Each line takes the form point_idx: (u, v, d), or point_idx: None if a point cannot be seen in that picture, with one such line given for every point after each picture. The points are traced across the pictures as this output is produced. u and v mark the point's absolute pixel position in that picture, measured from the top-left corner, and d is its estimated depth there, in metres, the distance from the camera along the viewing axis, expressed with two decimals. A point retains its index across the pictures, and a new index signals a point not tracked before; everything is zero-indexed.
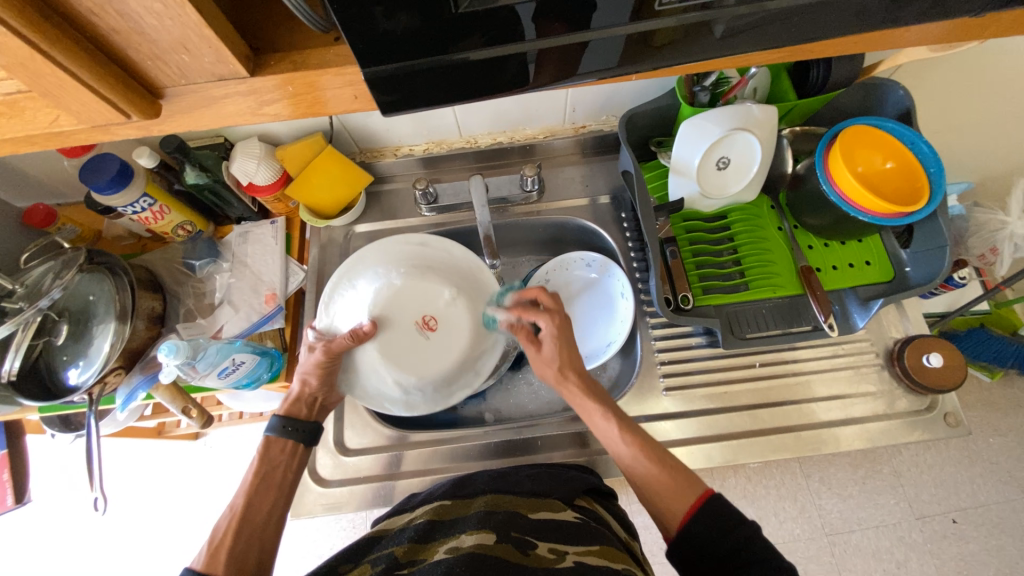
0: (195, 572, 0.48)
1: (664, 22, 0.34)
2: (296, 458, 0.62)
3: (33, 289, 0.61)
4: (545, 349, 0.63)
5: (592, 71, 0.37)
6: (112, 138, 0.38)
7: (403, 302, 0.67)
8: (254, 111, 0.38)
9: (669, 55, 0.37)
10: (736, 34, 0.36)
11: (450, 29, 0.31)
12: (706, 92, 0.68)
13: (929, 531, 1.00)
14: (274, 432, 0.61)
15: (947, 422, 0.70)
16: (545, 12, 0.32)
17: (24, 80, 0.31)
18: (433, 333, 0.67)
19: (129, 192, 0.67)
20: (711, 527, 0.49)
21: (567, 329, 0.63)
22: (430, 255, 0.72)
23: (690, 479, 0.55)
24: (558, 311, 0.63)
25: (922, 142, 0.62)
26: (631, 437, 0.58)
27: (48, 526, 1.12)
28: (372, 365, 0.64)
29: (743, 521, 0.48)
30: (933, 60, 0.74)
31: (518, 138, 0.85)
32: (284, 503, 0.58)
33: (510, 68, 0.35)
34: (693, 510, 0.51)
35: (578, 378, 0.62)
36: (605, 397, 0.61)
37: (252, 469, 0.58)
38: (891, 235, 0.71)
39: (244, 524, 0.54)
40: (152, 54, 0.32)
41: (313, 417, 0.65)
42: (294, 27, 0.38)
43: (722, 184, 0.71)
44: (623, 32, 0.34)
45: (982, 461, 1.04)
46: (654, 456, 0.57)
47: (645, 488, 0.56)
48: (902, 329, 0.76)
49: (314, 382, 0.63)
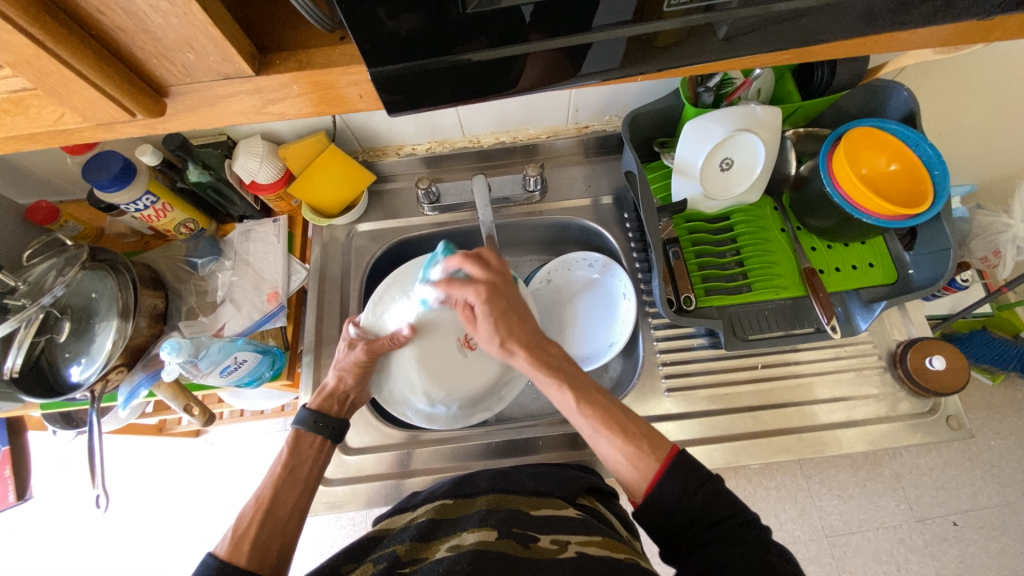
0: (218, 561, 0.49)
1: (667, 24, 0.34)
2: (322, 455, 0.63)
3: (37, 286, 0.61)
4: (484, 323, 0.59)
5: (596, 72, 0.37)
6: (116, 136, 0.38)
7: (451, 316, 0.66)
8: (259, 110, 0.38)
9: (672, 56, 0.37)
10: (739, 36, 0.36)
11: (456, 29, 0.31)
12: (710, 93, 0.68)
13: (929, 534, 1.00)
14: (305, 426, 0.62)
15: (950, 426, 0.70)
16: (549, 14, 0.32)
17: (30, 78, 0.31)
18: (473, 351, 0.67)
19: (132, 190, 0.67)
20: (681, 488, 0.48)
21: (500, 300, 0.59)
22: None
23: (652, 437, 0.53)
24: (491, 279, 0.60)
25: (925, 142, 0.61)
26: (585, 403, 0.56)
27: (50, 523, 1.12)
28: (405, 371, 0.64)
29: (711, 478, 0.49)
30: (937, 62, 0.74)
31: (521, 138, 0.85)
32: (308, 497, 0.59)
33: (513, 69, 0.35)
34: (659, 471, 0.50)
35: (522, 350, 0.58)
36: (555, 365, 0.58)
37: (280, 462, 0.59)
38: (894, 237, 0.71)
39: (269, 517, 0.54)
40: (158, 53, 0.32)
41: (342, 415, 0.65)
42: (300, 26, 0.37)
43: (726, 186, 0.71)
44: (626, 33, 0.34)
45: (982, 463, 1.04)
46: (611, 420, 0.55)
47: (608, 456, 0.54)
48: (905, 331, 0.75)
49: (351, 381, 0.64)
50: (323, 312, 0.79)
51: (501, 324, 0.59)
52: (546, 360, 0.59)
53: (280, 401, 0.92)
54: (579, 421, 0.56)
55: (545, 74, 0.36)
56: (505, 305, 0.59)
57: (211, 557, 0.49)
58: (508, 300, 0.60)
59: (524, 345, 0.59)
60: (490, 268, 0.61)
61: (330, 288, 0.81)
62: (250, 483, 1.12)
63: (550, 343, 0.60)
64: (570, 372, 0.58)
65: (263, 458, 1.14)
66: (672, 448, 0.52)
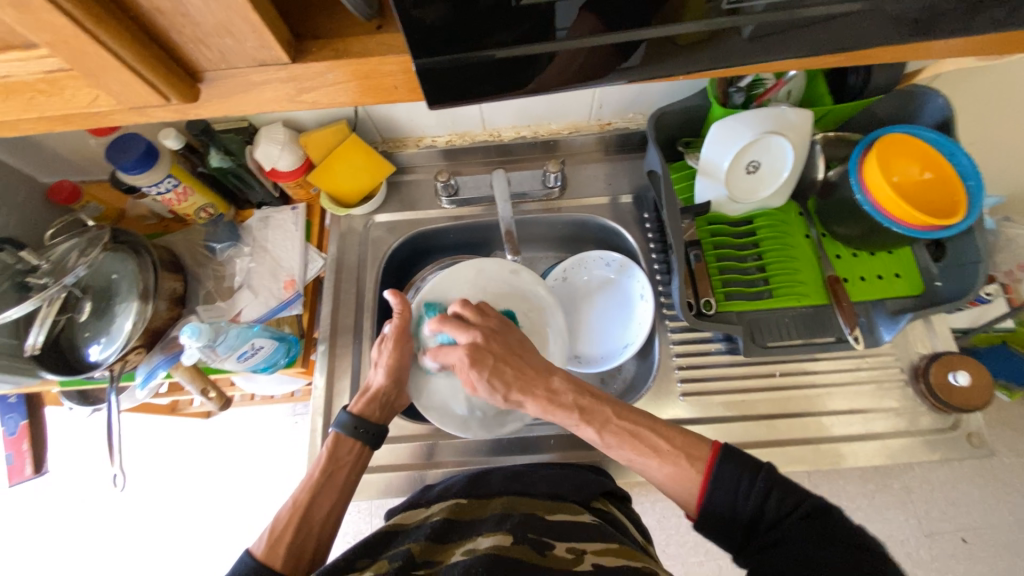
0: (255, 563, 0.52)
1: (690, 26, 0.33)
2: (361, 459, 0.63)
3: (59, 265, 0.62)
4: (481, 383, 0.58)
5: (622, 69, 0.36)
6: (148, 120, 0.37)
7: None
8: (292, 98, 0.37)
9: (695, 56, 0.36)
10: (765, 36, 0.35)
11: (485, 19, 0.30)
12: (741, 93, 0.67)
13: (936, 548, 0.99)
14: (346, 431, 0.62)
15: (970, 442, 0.69)
16: (578, 9, 0.31)
17: (68, 59, 0.31)
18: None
19: (154, 172, 0.67)
20: (733, 482, 0.49)
21: (489, 356, 0.59)
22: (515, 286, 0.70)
23: (688, 448, 0.53)
24: (474, 341, 0.59)
25: (961, 152, 0.60)
26: (608, 434, 0.55)
27: (65, 497, 1.14)
28: (447, 375, 0.65)
29: (760, 465, 0.49)
30: (975, 70, 0.71)
31: (543, 133, 0.84)
32: (342, 503, 0.60)
33: (538, 67, 0.35)
34: (704, 482, 0.50)
35: (527, 399, 0.58)
36: (569, 403, 0.57)
37: (319, 467, 0.60)
38: (922, 248, 0.69)
39: (304, 521, 0.56)
40: (196, 37, 0.32)
41: (383, 420, 0.64)
42: (336, 14, 0.37)
43: (751, 189, 0.69)
44: (662, 31, 0.33)
45: (995, 480, 1.02)
46: (641, 444, 0.54)
47: (653, 478, 0.54)
48: (928, 344, 0.74)
49: (388, 381, 0.63)
50: (339, 302, 0.79)
51: (495, 381, 0.58)
52: (557, 401, 0.57)
53: (291, 387, 0.93)
54: (612, 452, 0.56)
55: (575, 70, 0.35)
56: (496, 361, 0.59)
57: (247, 555, 0.53)
58: (497, 355, 0.59)
59: (529, 393, 0.58)
60: (476, 318, 0.62)
61: (346, 278, 0.80)
62: (258, 466, 1.14)
63: (556, 378, 0.58)
64: (588, 399, 0.56)
65: (270, 441, 1.16)
66: (714, 450, 0.52)
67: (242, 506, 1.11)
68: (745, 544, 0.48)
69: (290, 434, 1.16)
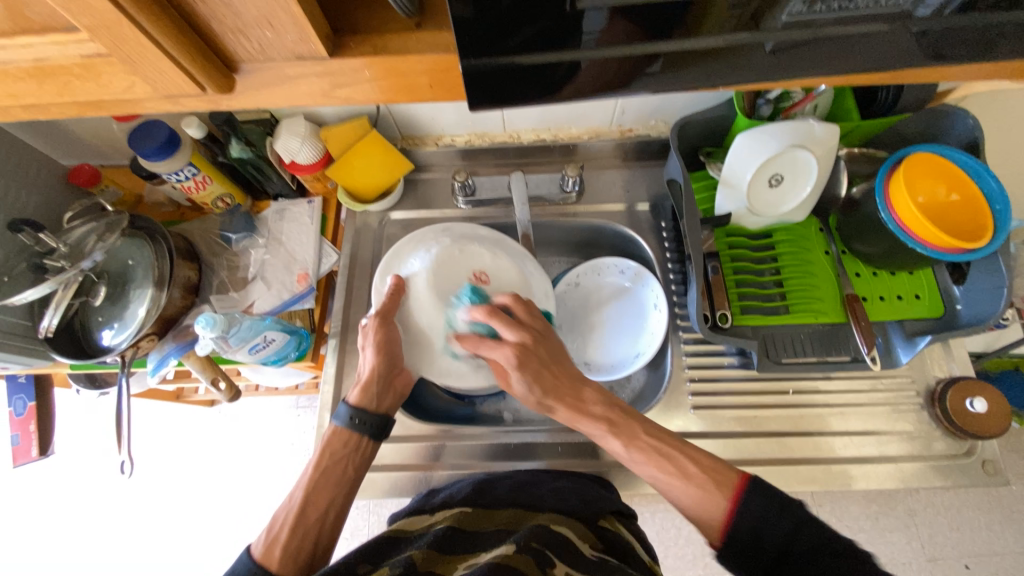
0: (251, 564, 0.52)
1: (710, 39, 0.33)
2: (358, 453, 0.61)
3: (76, 249, 0.62)
4: (519, 382, 0.58)
5: (642, 78, 0.35)
6: (180, 109, 0.37)
7: (450, 267, 0.61)
8: (326, 93, 0.37)
9: (719, 71, 0.35)
10: (788, 53, 0.34)
11: (509, 16, 0.30)
12: (768, 105, 0.66)
13: (939, 574, 0.97)
14: (343, 423, 0.61)
15: (985, 470, 0.68)
16: (606, 16, 0.31)
17: (108, 44, 0.30)
18: (489, 287, 0.61)
19: (175, 160, 0.67)
20: (760, 514, 0.48)
21: (534, 360, 0.58)
22: (460, 232, 0.66)
23: (716, 473, 0.53)
24: (521, 342, 0.57)
25: (990, 175, 0.59)
26: (636, 448, 0.56)
27: (67, 478, 1.15)
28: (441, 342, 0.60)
29: (788, 501, 0.48)
30: (1005, 92, 0.71)
31: (562, 137, 0.83)
32: (341, 500, 0.59)
33: (561, 74, 0.34)
34: (731, 508, 0.50)
35: (560, 404, 0.59)
36: (597, 414, 0.58)
37: (313, 463, 0.59)
38: (944, 270, 0.68)
39: (300, 521, 0.55)
40: (235, 27, 0.32)
41: (383, 407, 0.63)
42: (376, 10, 0.37)
43: (773, 203, 0.69)
44: (687, 45, 0.33)
45: (1003, 508, 1.00)
46: (667, 463, 0.55)
47: (672, 497, 0.54)
48: (946, 369, 0.72)
49: (381, 360, 0.60)
50: (351, 298, 0.78)
51: (536, 385, 0.58)
52: (586, 410, 0.59)
53: (297, 380, 0.93)
54: (635, 467, 0.56)
55: (601, 76, 0.35)
56: (540, 365, 0.58)
57: (247, 555, 0.53)
58: (542, 360, 0.58)
59: (562, 399, 0.59)
60: (529, 312, 0.60)
61: (359, 273, 0.80)
62: (260, 457, 1.14)
63: (588, 389, 0.60)
64: (625, 415, 0.58)
65: (272, 432, 1.16)
66: (740, 480, 0.52)
67: (241, 496, 1.11)
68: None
69: (293, 425, 1.16)
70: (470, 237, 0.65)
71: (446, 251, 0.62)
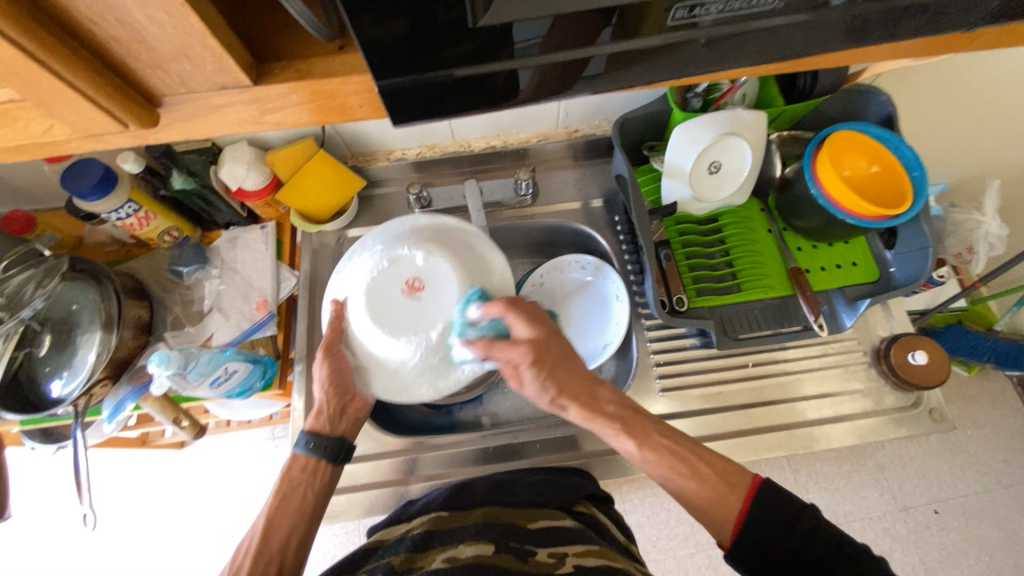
0: None
1: (649, 40, 0.35)
2: (318, 479, 0.61)
3: (15, 298, 0.59)
4: (532, 382, 0.59)
5: (583, 80, 0.37)
6: (107, 147, 0.37)
7: (383, 282, 0.59)
8: (256, 119, 0.37)
9: (657, 64, 0.37)
10: (721, 45, 0.36)
11: (445, 32, 0.31)
12: (699, 98, 0.69)
13: (911, 522, 1.03)
14: (302, 449, 0.61)
15: (932, 418, 0.73)
16: (549, 24, 0.32)
17: (20, 90, 0.30)
18: (424, 294, 0.59)
19: (115, 198, 0.65)
20: (774, 521, 0.50)
21: (547, 359, 0.59)
22: (401, 230, 0.64)
23: (729, 475, 0.55)
24: (536, 338, 0.58)
25: (905, 146, 0.63)
26: (648, 448, 0.57)
27: (31, 542, 1.08)
28: (381, 363, 0.59)
29: (804, 508, 0.50)
30: (911, 70, 0.77)
31: (512, 142, 0.85)
32: (305, 524, 0.58)
33: (499, 82, 0.35)
34: (745, 506, 0.52)
35: (573, 404, 0.59)
36: (611, 413, 0.59)
37: (273, 491, 0.59)
38: (875, 236, 0.73)
39: (263, 548, 0.54)
40: (153, 63, 0.32)
41: (340, 430, 0.63)
42: (297, 34, 0.37)
43: (714, 188, 0.72)
44: (610, 48, 0.35)
45: (961, 453, 1.07)
46: (682, 464, 0.56)
47: (684, 497, 0.55)
48: (888, 328, 0.77)
49: (329, 393, 0.62)
50: (313, 321, 0.78)
51: (549, 382, 0.59)
52: (599, 409, 0.59)
53: (270, 410, 0.91)
54: (649, 468, 0.57)
55: (549, 80, 0.36)
56: (554, 364, 0.59)
57: None
58: (555, 358, 0.59)
59: (576, 398, 0.59)
60: (541, 313, 0.61)
61: (319, 295, 0.79)
62: (240, 493, 1.10)
63: (601, 388, 0.60)
64: (630, 413, 0.60)
65: (249, 466, 1.12)
66: (755, 482, 0.54)
67: (223, 536, 1.07)
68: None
69: (270, 457, 1.13)
70: (402, 238, 0.62)
71: (379, 265, 0.61)
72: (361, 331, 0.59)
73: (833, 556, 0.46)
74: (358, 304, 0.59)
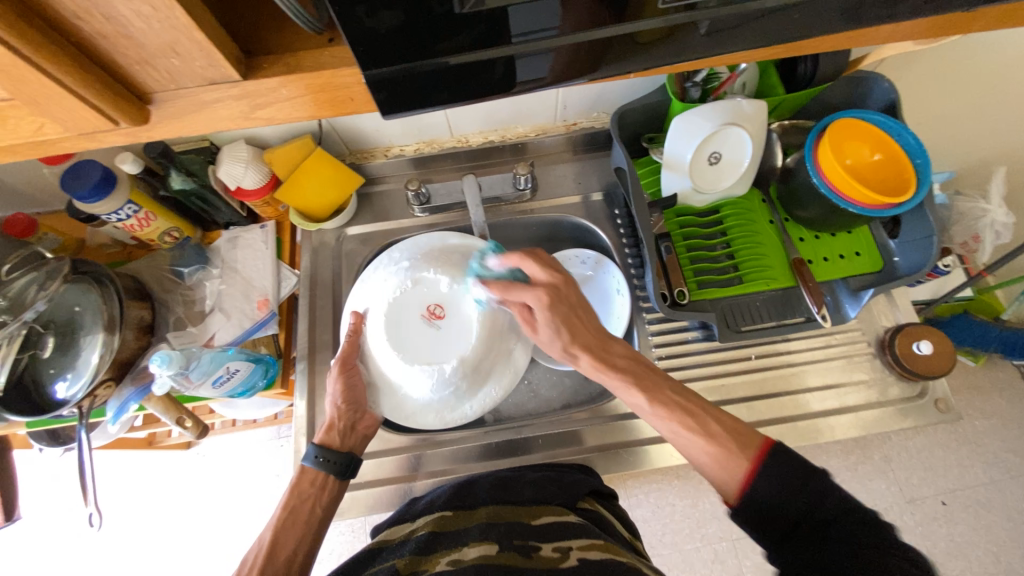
0: None
1: (651, 23, 0.34)
2: (325, 493, 0.61)
3: (17, 301, 0.59)
4: (545, 327, 0.61)
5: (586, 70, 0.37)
6: (99, 145, 0.37)
7: (403, 306, 0.66)
8: (246, 115, 0.37)
9: (655, 53, 0.37)
10: (720, 31, 0.36)
11: (439, 22, 0.30)
12: (697, 88, 0.68)
13: (919, 513, 1.02)
14: (311, 463, 0.61)
15: (938, 408, 0.72)
16: (554, 9, 0.31)
17: (10, 89, 0.30)
18: (443, 323, 0.66)
19: (113, 200, 0.65)
20: (782, 481, 0.47)
21: (562, 306, 0.60)
22: (428, 249, 0.70)
23: (738, 435, 0.53)
24: (552, 283, 0.60)
25: (908, 131, 0.62)
26: (658, 404, 0.57)
27: (41, 542, 1.10)
28: (392, 385, 0.66)
29: (814, 470, 0.47)
30: (915, 54, 0.76)
31: (510, 137, 0.84)
32: (309, 541, 0.57)
33: (496, 71, 0.35)
34: (749, 470, 0.50)
35: (585, 353, 0.61)
36: (623, 366, 0.60)
37: (281, 504, 0.58)
38: (879, 226, 0.72)
39: (269, 561, 0.53)
40: (140, 59, 0.32)
41: (349, 446, 0.63)
42: (287, 27, 0.37)
43: (714, 179, 0.72)
44: (609, 33, 0.34)
45: (969, 443, 1.06)
46: (691, 420, 0.55)
47: (693, 454, 0.54)
48: (892, 318, 0.77)
49: (343, 407, 0.63)
50: (315, 321, 0.78)
51: (564, 328, 0.60)
52: (610, 361, 0.60)
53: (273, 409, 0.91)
54: (658, 423, 0.57)
55: (553, 67, 0.36)
56: (569, 310, 0.60)
57: None
58: (570, 305, 0.61)
59: (589, 346, 0.61)
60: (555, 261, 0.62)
61: (320, 293, 0.80)
62: (246, 492, 1.11)
63: (614, 343, 0.62)
64: (642, 368, 0.60)
65: (254, 466, 1.13)
66: (765, 442, 0.51)
67: (230, 535, 1.08)
68: (782, 541, 0.46)
69: (275, 456, 1.13)
70: (427, 259, 0.69)
71: (402, 288, 0.67)
72: (376, 348, 0.65)
73: (841, 517, 0.44)
74: (377, 322, 0.65)
